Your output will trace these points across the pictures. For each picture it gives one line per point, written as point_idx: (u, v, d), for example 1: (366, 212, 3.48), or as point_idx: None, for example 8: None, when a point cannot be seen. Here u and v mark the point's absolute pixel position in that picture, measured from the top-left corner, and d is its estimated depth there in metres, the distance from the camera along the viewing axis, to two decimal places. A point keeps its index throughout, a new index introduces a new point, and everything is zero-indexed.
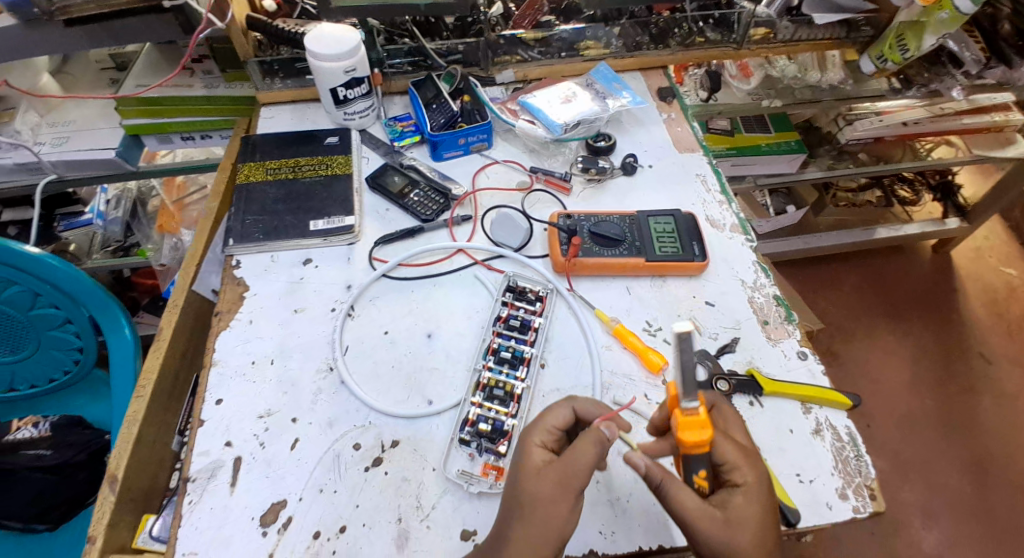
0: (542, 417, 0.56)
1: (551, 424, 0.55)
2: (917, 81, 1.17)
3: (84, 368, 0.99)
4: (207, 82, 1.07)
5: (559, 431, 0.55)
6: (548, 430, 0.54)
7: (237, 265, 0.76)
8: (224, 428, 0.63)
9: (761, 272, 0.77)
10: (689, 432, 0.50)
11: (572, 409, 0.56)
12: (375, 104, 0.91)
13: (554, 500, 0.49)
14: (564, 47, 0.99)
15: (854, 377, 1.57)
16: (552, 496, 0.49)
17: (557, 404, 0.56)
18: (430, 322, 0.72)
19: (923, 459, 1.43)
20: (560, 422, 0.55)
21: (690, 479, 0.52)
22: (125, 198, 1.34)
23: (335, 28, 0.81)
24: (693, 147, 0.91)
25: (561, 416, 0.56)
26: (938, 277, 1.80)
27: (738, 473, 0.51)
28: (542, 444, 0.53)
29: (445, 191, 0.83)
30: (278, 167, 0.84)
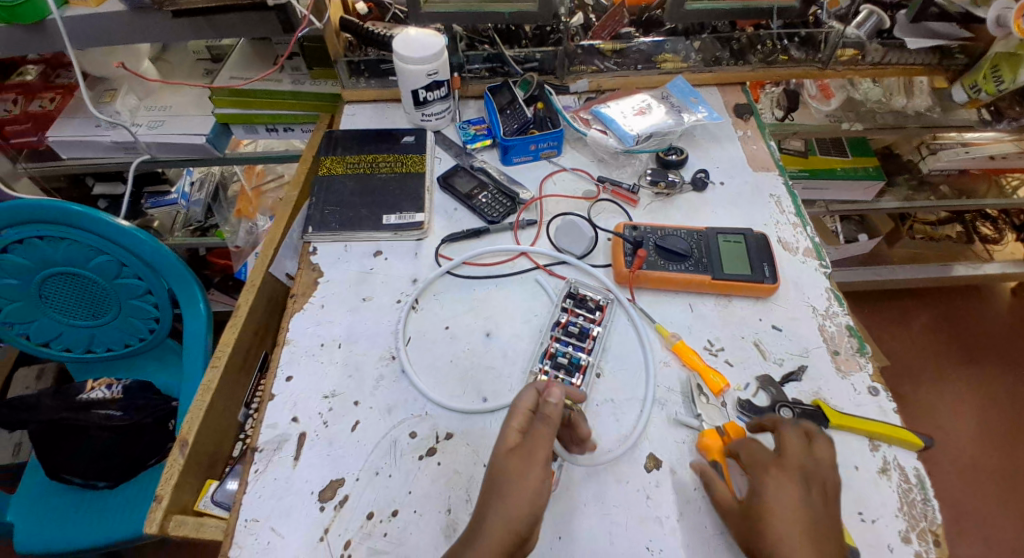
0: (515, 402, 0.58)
1: (523, 406, 0.57)
2: (1010, 114, 1.11)
3: (157, 336, 1.06)
4: (295, 77, 1.14)
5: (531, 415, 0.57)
6: (524, 414, 0.56)
7: (313, 252, 0.80)
8: (292, 404, 0.66)
9: (834, 300, 0.74)
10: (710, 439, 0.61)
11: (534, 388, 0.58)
12: (451, 107, 0.94)
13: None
14: (641, 60, 1.00)
15: (917, 421, 1.47)
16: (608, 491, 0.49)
17: (521, 388, 0.59)
18: (490, 321, 0.73)
19: (985, 515, 1.33)
20: (529, 404, 0.57)
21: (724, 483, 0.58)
22: (208, 181, 1.45)
23: (422, 32, 0.85)
24: (768, 166, 0.89)
25: (528, 398, 0.57)
26: (1019, 322, 1.67)
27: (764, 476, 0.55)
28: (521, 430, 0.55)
29: (513, 195, 0.85)
30: (357, 162, 0.89)
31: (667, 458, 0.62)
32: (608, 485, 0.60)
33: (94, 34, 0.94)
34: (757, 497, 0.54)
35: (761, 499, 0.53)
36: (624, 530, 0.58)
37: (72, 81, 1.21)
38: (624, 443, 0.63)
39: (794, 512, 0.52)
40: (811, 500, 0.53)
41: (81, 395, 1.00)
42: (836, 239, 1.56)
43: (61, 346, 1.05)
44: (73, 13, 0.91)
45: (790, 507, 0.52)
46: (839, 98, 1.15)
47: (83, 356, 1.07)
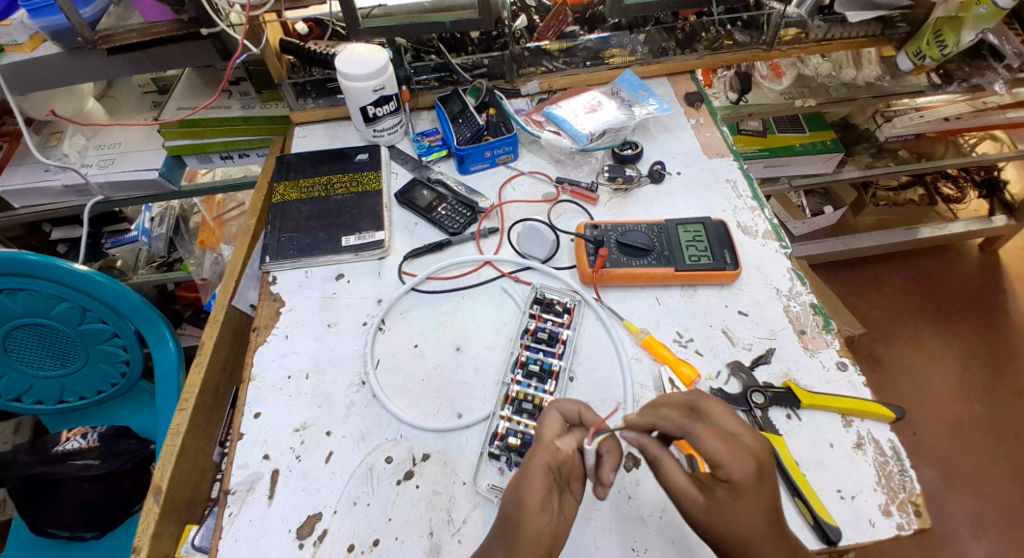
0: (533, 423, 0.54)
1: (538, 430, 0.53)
2: (957, 76, 1.12)
3: (129, 380, 1.03)
4: (243, 102, 1.12)
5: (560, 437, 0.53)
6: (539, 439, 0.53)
7: (273, 281, 0.78)
8: (262, 441, 0.64)
9: (797, 280, 0.74)
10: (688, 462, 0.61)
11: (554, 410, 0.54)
12: (403, 121, 0.93)
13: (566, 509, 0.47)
14: (589, 56, 1.00)
15: (897, 384, 1.50)
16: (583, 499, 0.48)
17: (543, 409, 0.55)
18: (459, 335, 0.72)
19: (973, 467, 1.36)
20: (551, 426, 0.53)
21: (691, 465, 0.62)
22: (168, 214, 1.41)
23: (362, 48, 0.84)
24: (723, 151, 0.89)
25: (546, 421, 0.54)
26: (986, 277, 1.71)
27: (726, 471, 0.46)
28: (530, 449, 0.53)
29: (472, 204, 0.84)
30: (311, 185, 0.87)
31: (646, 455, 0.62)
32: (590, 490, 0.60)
33: (33, 78, 0.91)
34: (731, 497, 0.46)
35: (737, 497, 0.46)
36: (608, 533, 0.57)
37: (17, 127, 1.17)
38: None
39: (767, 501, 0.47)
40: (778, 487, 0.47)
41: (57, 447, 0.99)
42: (801, 213, 1.58)
43: (31, 400, 1.01)
44: (8, 60, 0.88)
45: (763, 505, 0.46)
46: (790, 75, 1.16)
47: (56, 408, 1.04)
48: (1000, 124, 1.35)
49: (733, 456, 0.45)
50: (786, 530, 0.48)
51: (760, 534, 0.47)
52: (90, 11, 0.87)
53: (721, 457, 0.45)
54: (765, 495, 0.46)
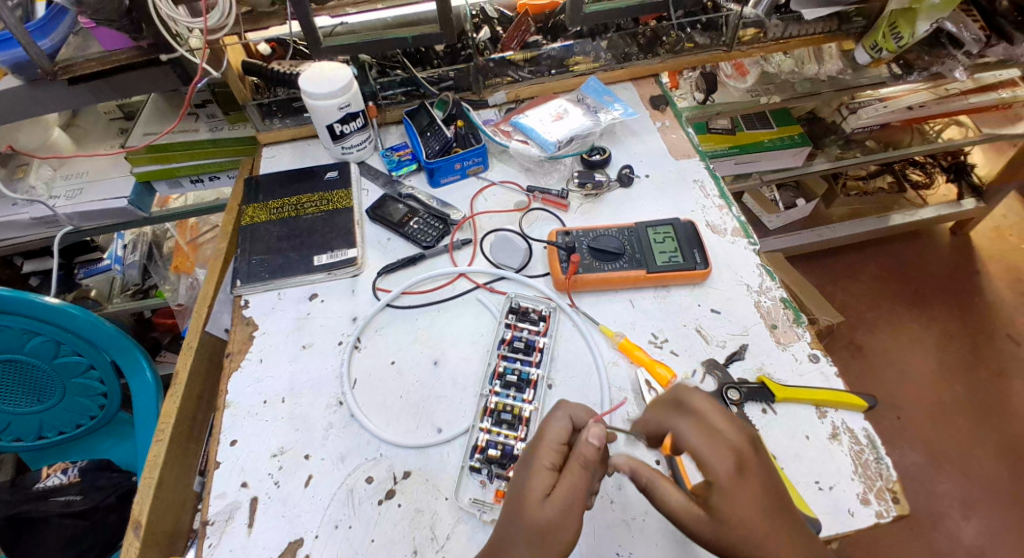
0: (544, 432, 0.53)
1: (554, 441, 0.53)
2: (918, 65, 1.16)
3: (109, 412, 1.01)
4: (212, 125, 1.11)
5: (564, 448, 0.53)
6: (555, 450, 0.52)
7: (245, 305, 0.77)
8: (240, 469, 0.64)
9: (766, 275, 0.76)
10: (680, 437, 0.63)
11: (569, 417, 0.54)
12: (372, 136, 0.93)
13: (570, 519, 0.48)
14: (554, 65, 1.02)
15: (878, 370, 1.52)
16: (570, 501, 0.48)
17: (553, 417, 0.54)
18: (436, 349, 0.72)
19: (958, 447, 1.38)
20: (561, 438, 0.53)
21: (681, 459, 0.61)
22: (141, 241, 1.39)
23: (326, 66, 0.84)
24: (689, 153, 0.91)
25: (559, 429, 0.53)
26: (959, 259, 1.75)
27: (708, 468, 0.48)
28: (553, 467, 0.51)
29: (444, 217, 0.84)
30: (280, 206, 0.86)
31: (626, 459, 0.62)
32: None
33: None
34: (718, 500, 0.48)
35: (725, 502, 0.47)
36: (591, 540, 0.57)
37: None
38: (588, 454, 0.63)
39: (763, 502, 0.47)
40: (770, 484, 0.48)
41: (37, 484, 1.03)
42: (775, 207, 1.62)
43: (10, 437, 0.99)
44: None
45: (752, 500, 0.47)
46: (754, 73, 1.18)
47: (36, 444, 1.01)
48: (963, 109, 1.39)
49: (715, 449, 0.49)
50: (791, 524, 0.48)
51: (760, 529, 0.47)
52: (49, 41, 0.86)
53: (704, 448, 0.49)
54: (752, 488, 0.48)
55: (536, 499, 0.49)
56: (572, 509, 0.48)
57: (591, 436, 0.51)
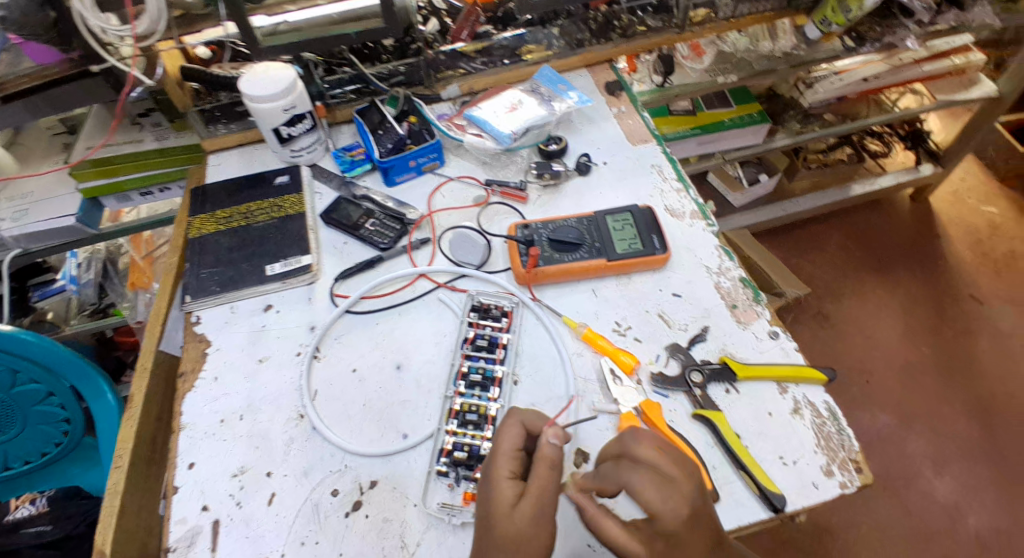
0: (498, 443, 0.52)
1: (510, 449, 0.52)
2: (871, 37, 1.17)
3: (74, 438, 0.98)
4: (157, 134, 1.05)
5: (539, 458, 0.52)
6: (512, 457, 0.51)
7: (197, 321, 0.74)
8: (200, 491, 0.61)
9: (725, 256, 0.76)
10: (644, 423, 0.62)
11: (521, 425, 0.54)
12: (322, 137, 0.90)
13: (541, 525, 0.47)
14: (506, 54, 1.00)
15: (847, 338, 1.55)
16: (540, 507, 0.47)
17: (505, 425, 0.54)
18: (398, 353, 0.70)
19: (928, 408, 1.42)
20: (515, 444, 0.52)
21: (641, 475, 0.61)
22: (95, 259, 1.32)
23: (270, 66, 0.80)
24: (646, 137, 0.90)
25: (512, 436, 0.52)
26: (920, 225, 1.79)
27: (663, 520, 0.45)
28: (513, 475, 0.50)
29: (400, 216, 0.82)
30: (229, 215, 0.83)
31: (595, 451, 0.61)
32: None
33: None
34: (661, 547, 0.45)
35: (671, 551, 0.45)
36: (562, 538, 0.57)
37: None
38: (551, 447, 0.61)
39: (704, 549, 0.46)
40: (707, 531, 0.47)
41: (8, 515, 1.03)
42: (739, 184, 1.62)
43: None
44: None
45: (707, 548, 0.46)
46: (710, 53, 1.18)
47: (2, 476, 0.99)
48: (917, 77, 1.38)
49: (671, 505, 0.45)
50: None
51: None
52: None
53: (659, 509, 0.45)
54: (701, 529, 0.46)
55: (505, 506, 0.48)
56: (545, 513, 0.48)
57: (551, 436, 0.51)
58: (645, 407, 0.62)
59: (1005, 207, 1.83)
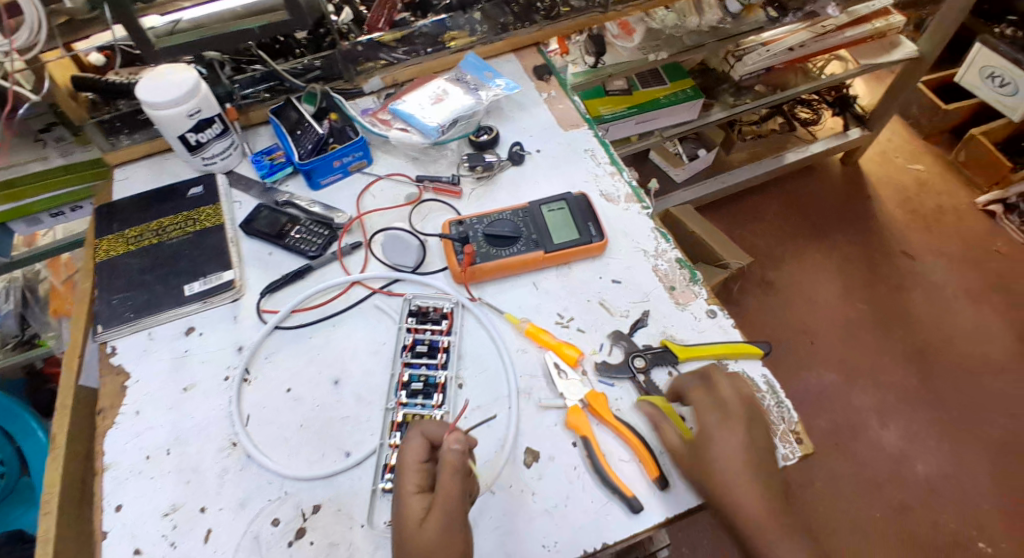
0: (404, 457, 0.53)
1: (415, 461, 0.52)
2: (792, 7, 1.21)
3: (12, 478, 1.02)
4: (62, 149, 0.94)
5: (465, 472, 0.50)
6: (417, 470, 0.52)
7: (113, 351, 0.69)
8: (130, 534, 0.57)
9: (661, 238, 0.76)
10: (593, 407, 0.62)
11: (422, 435, 0.54)
12: (236, 141, 0.84)
13: (450, 536, 0.47)
14: (429, 42, 0.95)
15: (791, 303, 1.61)
16: None
17: (407, 436, 0.54)
18: (336, 367, 0.67)
19: (870, 362, 1.50)
20: (420, 456, 0.52)
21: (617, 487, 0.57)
22: (13, 288, 1.21)
23: (169, 69, 0.74)
24: (577, 122, 0.89)
25: (416, 448, 0.53)
26: (852, 188, 1.87)
27: (708, 422, 0.57)
28: (421, 489, 0.51)
29: (328, 221, 0.78)
30: (140, 233, 0.77)
31: (544, 448, 0.60)
32: (501, 500, 0.57)
33: None
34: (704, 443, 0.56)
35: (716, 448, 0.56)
36: (516, 543, 0.55)
37: None
38: (493, 450, 0.60)
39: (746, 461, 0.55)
40: (753, 445, 0.56)
41: None
42: (679, 160, 1.65)
43: None
44: None
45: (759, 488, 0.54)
46: (640, 31, 1.16)
47: None
48: (840, 43, 1.41)
49: (722, 415, 0.57)
50: (763, 485, 0.54)
51: (739, 479, 0.54)
52: None
53: (712, 416, 0.58)
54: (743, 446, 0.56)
55: (414, 521, 0.49)
56: (453, 524, 0.48)
57: (453, 443, 0.51)
58: (590, 399, 0.62)
59: (929, 164, 1.93)
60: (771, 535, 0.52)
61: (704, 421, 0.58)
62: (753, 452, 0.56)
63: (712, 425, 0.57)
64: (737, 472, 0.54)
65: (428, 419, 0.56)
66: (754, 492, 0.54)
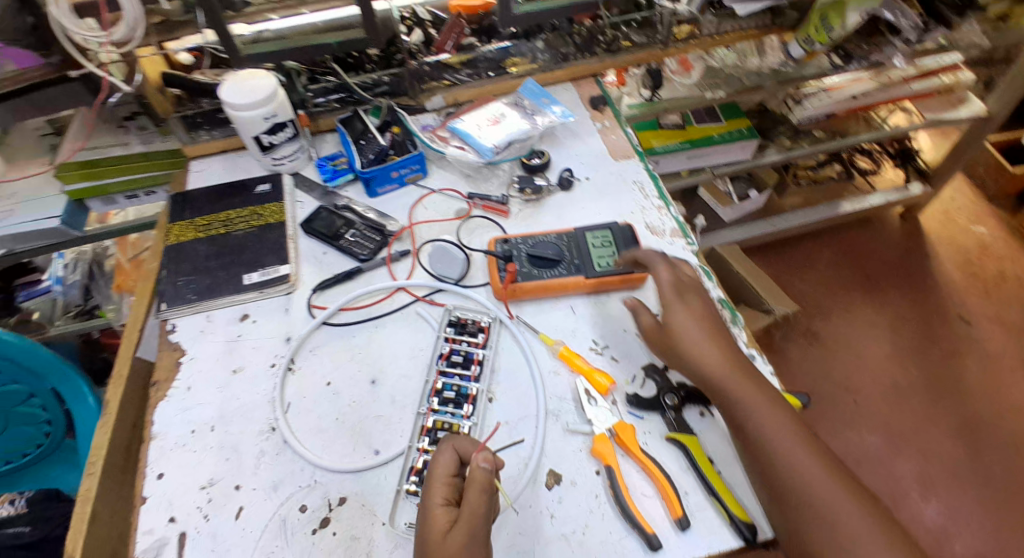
0: (433, 469, 0.55)
1: (444, 475, 0.55)
2: (857, 54, 1.19)
3: (55, 440, 1.05)
4: (143, 137, 1.02)
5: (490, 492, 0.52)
6: (446, 483, 0.54)
7: (172, 329, 0.73)
8: (168, 503, 0.60)
9: (704, 276, 0.76)
10: (621, 436, 0.62)
11: (454, 449, 0.56)
12: (304, 145, 0.89)
13: (470, 551, 0.49)
14: (491, 66, 1.00)
15: (836, 356, 1.55)
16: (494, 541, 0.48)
17: (438, 451, 0.56)
18: (374, 367, 0.70)
19: (914, 428, 1.43)
20: (450, 470, 0.55)
21: (637, 522, 0.57)
22: (82, 261, 1.29)
23: (244, 74, 0.79)
24: (629, 153, 0.91)
25: (446, 462, 0.55)
26: (909, 244, 1.81)
27: (669, 302, 0.66)
28: (448, 502, 0.53)
29: (381, 227, 0.82)
30: (208, 223, 0.82)
31: (566, 471, 0.61)
32: (520, 518, 0.58)
33: None
34: (671, 324, 0.65)
35: (679, 325, 0.65)
36: None
37: None
38: (517, 470, 0.61)
39: (705, 327, 0.64)
40: (708, 316, 0.66)
41: None
42: (729, 200, 1.59)
43: None
44: None
45: (725, 352, 0.63)
46: (698, 69, 1.15)
47: None
48: (905, 96, 1.38)
49: (676, 292, 0.67)
50: (723, 343, 0.64)
51: (704, 344, 0.63)
52: None
53: (669, 295, 0.67)
54: (699, 313, 0.65)
55: (438, 534, 0.50)
56: (475, 540, 0.50)
57: (482, 460, 0.53)
58: (618, 429, 0.62)
59: (994, 228, 1.84)
60: (742, 384, 0.60)
61: (668, 301, 0.66)
62: (710, 320, 0.65)
63: (674, 305, 0.66)
64: (704, 340, 0.63)
65: (458, 436, 0.58)
66: (718, 350, 0.63)
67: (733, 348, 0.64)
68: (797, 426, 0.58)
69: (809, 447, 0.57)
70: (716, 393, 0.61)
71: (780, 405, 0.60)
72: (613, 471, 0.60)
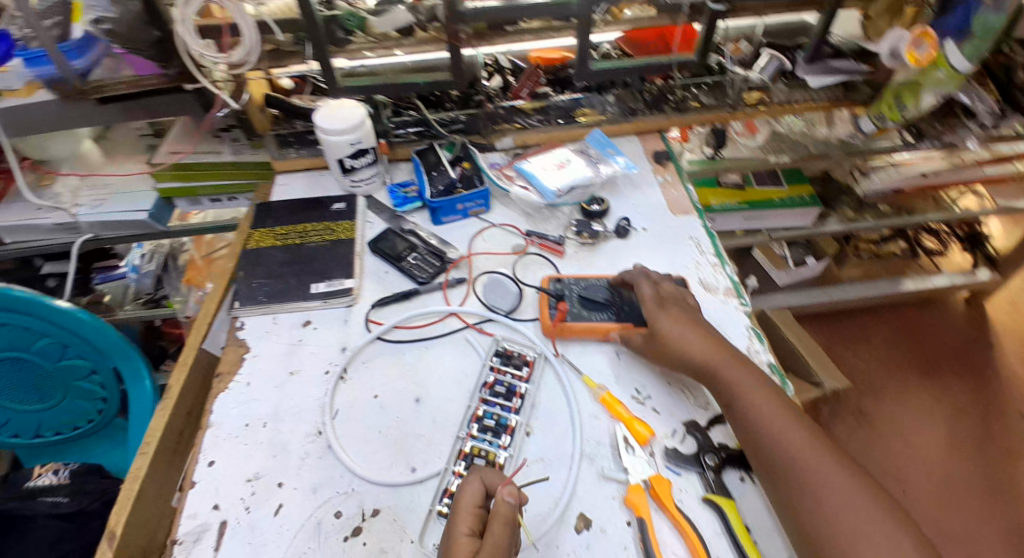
0: (461, 497, 0.56)
1: (471, 505, 0.56)
2: (929, 134, 1.18)
3: (105, 417, 1.12)
4: (235, 148, 1.12)
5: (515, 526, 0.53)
6: (472, 514, 0.55)
7: (241, 326, 0.79)
8: (214, 490, 0.64)
9: (755, 338, 0.76)
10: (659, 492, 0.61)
11: (481, 481, 0.57)
12: (381, 171, 0.95)
13: None
14: (562, 114, 1.05)
15: (888, 441, 1.47)
16: None
17: (466, 481, 0.57)
18: (420, 387, 0.72)
19: (967, 530, 1.32)
20: (477, 501, 0.56)
21: None
22: (158, 253, 1.39)
23: (342, 103, 0.86)
24: (688, 209, 0.92)
25: (474, 493, 0.56)
26: (974, 332, 1.72)
27: (655, 316, 0.71)
28: (472, 533, 0.54)
29: (441, 254, 0.86)
30: (286, 232, 0.89)
31: (596, 517, 0.61)
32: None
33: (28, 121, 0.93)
34: (662, 336, 0.69)
35: (670, 335, 0.69)
36: None
37: None
38: (547, 510, 0.61)
39: (693, 331, 0.69)
40: (695, 323, 0.71)
41: (29, 482, 1.10)
42: (785, 263, 1.56)
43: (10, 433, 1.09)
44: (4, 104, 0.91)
45: (723, 354, 0.67)
46: (764, 132, 1.17)
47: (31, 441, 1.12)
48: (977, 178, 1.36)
49: (658, 306, 0.73)
50: (715, 344, 0.68)
51: (698, 349, 0.68)
52: (83, 61, 0.88)
53: (653, 311, 0.72)
54: (685, 319, 0.71)
55: None
56: None
57: (507, 495, 0.54)
58: (654, 481, 0.62)
59: None
60: (745, 383, 0.65)
61: (657, 316, 0.71)
62: (698, 327, 0.70)
63: (663, 319, 0.71)
64: (700, 344, 0.68)
65: (488, 469, 0.59)
66: (710, 352, 0.67)
67: (730, 351, 0.68)
68: (805, 423, 0.62)
69: (824, 452, 0.60)
70: (727, 397, 0.65)
71: (786, 406, 0.63)
72: (648, 527, 0.59)
